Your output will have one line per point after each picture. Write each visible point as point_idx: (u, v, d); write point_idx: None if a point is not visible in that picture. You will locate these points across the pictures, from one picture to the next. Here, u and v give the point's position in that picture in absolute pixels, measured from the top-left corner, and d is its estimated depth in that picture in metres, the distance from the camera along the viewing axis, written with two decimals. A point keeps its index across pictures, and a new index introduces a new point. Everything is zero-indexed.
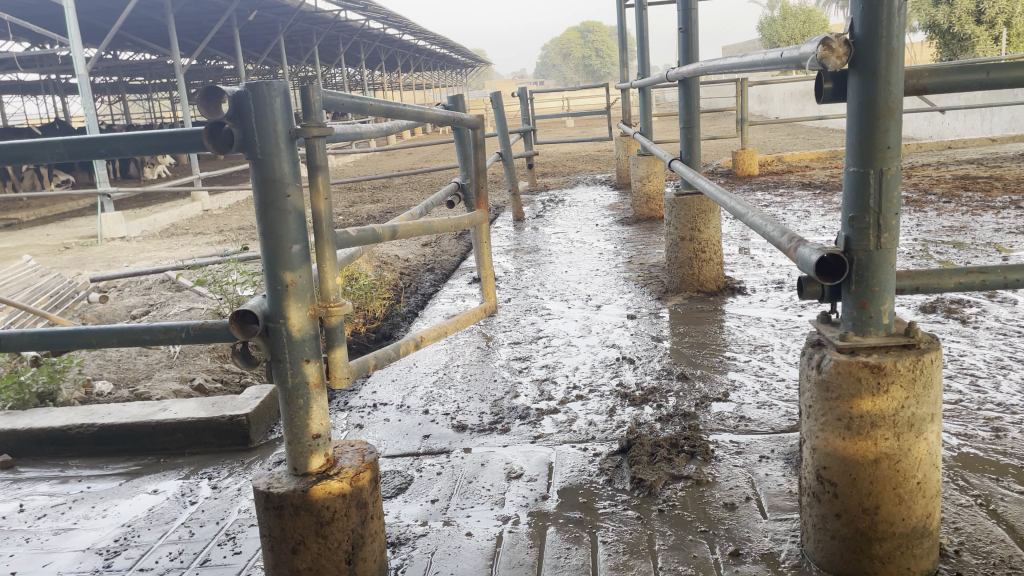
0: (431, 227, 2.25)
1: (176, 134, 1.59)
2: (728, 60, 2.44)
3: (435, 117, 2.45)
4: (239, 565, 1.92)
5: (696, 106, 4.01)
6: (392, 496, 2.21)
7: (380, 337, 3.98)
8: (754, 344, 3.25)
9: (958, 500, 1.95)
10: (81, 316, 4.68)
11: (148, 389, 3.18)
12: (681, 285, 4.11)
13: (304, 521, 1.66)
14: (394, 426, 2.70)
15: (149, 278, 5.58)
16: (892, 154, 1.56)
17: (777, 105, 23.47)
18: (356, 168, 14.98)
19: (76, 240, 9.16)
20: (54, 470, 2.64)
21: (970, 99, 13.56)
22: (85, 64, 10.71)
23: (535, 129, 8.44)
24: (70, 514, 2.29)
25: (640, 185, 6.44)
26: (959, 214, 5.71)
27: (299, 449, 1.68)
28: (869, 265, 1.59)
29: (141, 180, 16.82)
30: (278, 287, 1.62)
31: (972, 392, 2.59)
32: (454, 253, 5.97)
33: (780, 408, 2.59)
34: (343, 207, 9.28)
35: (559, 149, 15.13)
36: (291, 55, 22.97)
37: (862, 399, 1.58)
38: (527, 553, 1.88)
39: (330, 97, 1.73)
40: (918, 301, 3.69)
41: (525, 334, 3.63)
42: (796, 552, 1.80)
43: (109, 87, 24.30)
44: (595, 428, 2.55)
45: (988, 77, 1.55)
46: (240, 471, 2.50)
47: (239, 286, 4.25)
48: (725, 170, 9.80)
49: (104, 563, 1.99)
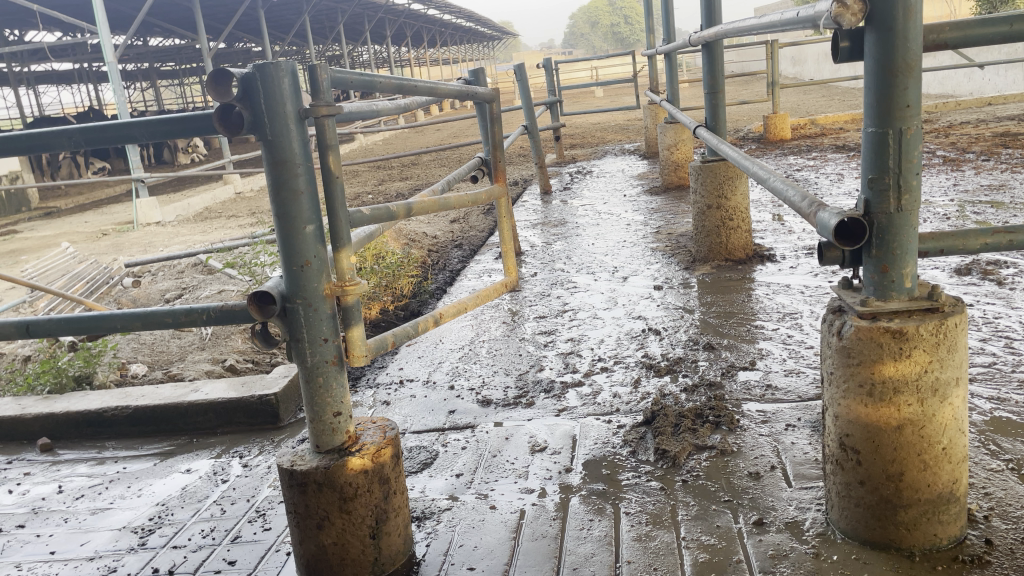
0: (449, 204, 2.23)
1: (189, 119, 1.60)
2: (748, 23, 2.39)
3: (450, 92, 2.42)
4: (269, 542, 1.95)
5: (720, 70, 3.93)
6: (417, 471, 2.24)
7: (408, 314, 4.01)
8: (783, 311, 3.21)
9: (988, 465, 1.91)
10: (116, 301, 4.78)
11: (181, 371, 3.25)
12: (709, 254, 4.06)
13: (327, 497, 1.68)
14: (421, 403, 2.72)
15: (183, 262, 5.67)
16: (911, 113, 1.52)
17: (811, 66, 22.96)
18: (388, 145, 15.05)
19: (114, 226, 9.35)
20: (91, 452, 2.71)
21: (1011, 53, 13.12)
22: (115, 51, 10.77)
23: (562, 99, 8.31)
24: (107, 494, 2.35)
25: (669, 153, 6.36)
26: (998, 172, 5.55)
27: (322, 427, 1.71)
28: (891, 227, 1.56)
29: (176, 165, 17.08)
30: (294, 268, 1.63)
31: (1007, 354, 2.54)
32: (483, 228, 5.98)
33: (808, 376, 2.56)
34: (373, 185, 9.32)
35: (589, 120, 14.99)
36: (316, 34, 22.98)
37: (884, 364, 1.55)
38: (550, 525, 1.89)
39: (340, 76, 1.73)
40: (953, 262, 3.60)
41: (551, 308, 3.62)
42: (821, 520, 1.78)
43: (141, 74, 24.66)
44: (620, 400, 2.54)
45: (1011, 29, 1.52)
46: (270, 449, 2.54)
47: (267, 268, 4.29)
48: (756, 135, 9.62)
49: (139, 541, 2.04)
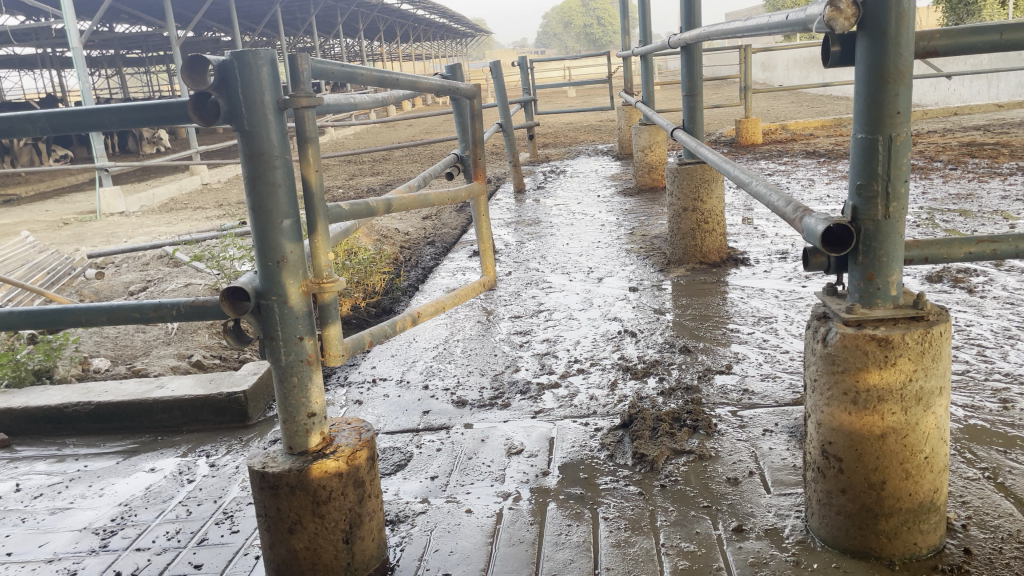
0: (427, 200, 2.19)
1: (160, 107, 1.54)
2: (730, 26, 2.37)
3: (431, 87, 2.38)
4: (236, 545, 1.90)
5: (698, 74, 3.92)
6: (391, 473, 2.19)
7: (380, 312, 3.95)
8: (758, 315, 3.21)
9: (965, 473, 1.91)
10: (78, 292, 4.65)
11: (146, 366, 3.16)
12: (684, 257, 4.06)
13: (300, 501, 1.63)
14: (394, 402, 2.67)
15: (147, 253, 5.53)
16: (902, 120, 1.50)
17: (781, 72, 23.25)
18: (358, 140, 14.94)
19: (75, 215, 9.11)
20: (51, 448, 2.62)
21: (976, 64, 13.40)
22: (80, 37, 10.51)
23: (537, 98, 8.27)
24: (67, 493, 2.27)
25: (642, 155, 6.36)
26: (965, 181, 5.64)
27: (295, 428, 1.65)
28: (878, 235, 1.55)
29: (140, 155, 16.75)
30: (270, 263, 1.57)
31: (979, 362, 2.55)
32: (455, 226, 5.93)
33: (784, 380, 2.56)
34: (343, 179, 9.23)
35: (562, 119, 15.02)
36: (288, 25, 22.70)
37: (869, 372, 1.54)
38: (528, 530, 1.86)
39: (320, 66, 1.67)
40: (924, 270, 3.63)
41: (526, 308, 3.58)
42: (801, 527, 1.77)
43: (106, 61, 24.16)
44: (597, 402, 2.52)
45: (1000, 38, 1.51)
46: (239, 448, 2.48)
47: (236, 261, 4.19)
48: (728, 139, 9.69)
49: (100, 543, 1.97)
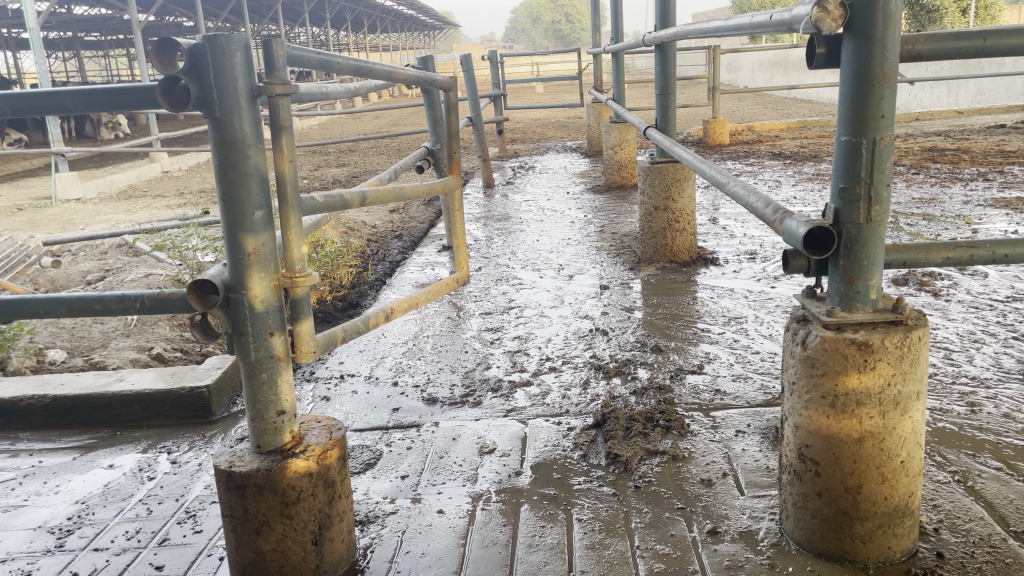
0: (402, 193, 2.14)
1: (127, 92, 1.47)
2: (709, 25, 2.35)
3: (406, 78, 2.33)
4: (200, 545, 1.83)
5: (672, 72, 3.91)
6: (360, 471, 2.15)
7: (347, 306, 3.88)
8: (729, 315, 3.22)
9: (935, 476, 1.93)
10: (32, 280, 4.50)
11: (104, 358, 3.07)
12: (654, 256, 4.06)
13: (269, 502, 1.58)
14: (362, 399, 2.62)
15: (106, 242, 5.38)
16: (886, 123, 1.50)
17: (747, 74, 23.51)
18: (324, 131, 14.78)
19: (28, 201, 8.83)
20: (3, 443, 2.52)
21: (936, 71, 13.65)
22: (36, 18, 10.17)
23: (507, 93, 8.24)
24: (21, 490, 2.18)
25: (613, 152, 6.35)
26: (928, 185, 5.74)
27: (264, 427, 1.60)
28: (859, 238, 1.54)
29: (98, 140, 16.33)
30: (239, 256, 1.52)
31: (946, 365, 2.59)
32: (423, 219, 5.88)
33: (756, 381, 2.57)
34: (309, 170, 9.09)
35: (531, 115, 15.03)
36: (254, 12, 22.31)
37: (848, 376, 1.53)
38: (501, 532, 1.82)
39: (295, 53, 1.62)
40: (889, 274, 3.68)
41: (496, 304, 3.56)
42: (775, 530, 1.77)
43: (64, 43, 23.51)
44: (569, 401, 2.50)
45: (984, 43, 1.50)
46: (201, 445, 2.41)
47: (199, 252, 4.09)
48: (696, 139, 9.75)
49: (56, 543, 1.90)
